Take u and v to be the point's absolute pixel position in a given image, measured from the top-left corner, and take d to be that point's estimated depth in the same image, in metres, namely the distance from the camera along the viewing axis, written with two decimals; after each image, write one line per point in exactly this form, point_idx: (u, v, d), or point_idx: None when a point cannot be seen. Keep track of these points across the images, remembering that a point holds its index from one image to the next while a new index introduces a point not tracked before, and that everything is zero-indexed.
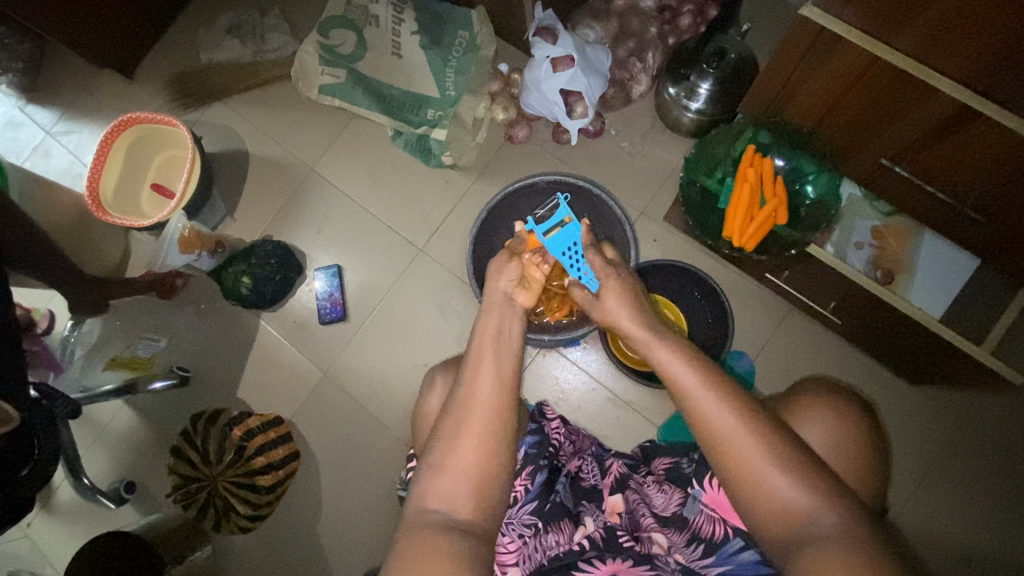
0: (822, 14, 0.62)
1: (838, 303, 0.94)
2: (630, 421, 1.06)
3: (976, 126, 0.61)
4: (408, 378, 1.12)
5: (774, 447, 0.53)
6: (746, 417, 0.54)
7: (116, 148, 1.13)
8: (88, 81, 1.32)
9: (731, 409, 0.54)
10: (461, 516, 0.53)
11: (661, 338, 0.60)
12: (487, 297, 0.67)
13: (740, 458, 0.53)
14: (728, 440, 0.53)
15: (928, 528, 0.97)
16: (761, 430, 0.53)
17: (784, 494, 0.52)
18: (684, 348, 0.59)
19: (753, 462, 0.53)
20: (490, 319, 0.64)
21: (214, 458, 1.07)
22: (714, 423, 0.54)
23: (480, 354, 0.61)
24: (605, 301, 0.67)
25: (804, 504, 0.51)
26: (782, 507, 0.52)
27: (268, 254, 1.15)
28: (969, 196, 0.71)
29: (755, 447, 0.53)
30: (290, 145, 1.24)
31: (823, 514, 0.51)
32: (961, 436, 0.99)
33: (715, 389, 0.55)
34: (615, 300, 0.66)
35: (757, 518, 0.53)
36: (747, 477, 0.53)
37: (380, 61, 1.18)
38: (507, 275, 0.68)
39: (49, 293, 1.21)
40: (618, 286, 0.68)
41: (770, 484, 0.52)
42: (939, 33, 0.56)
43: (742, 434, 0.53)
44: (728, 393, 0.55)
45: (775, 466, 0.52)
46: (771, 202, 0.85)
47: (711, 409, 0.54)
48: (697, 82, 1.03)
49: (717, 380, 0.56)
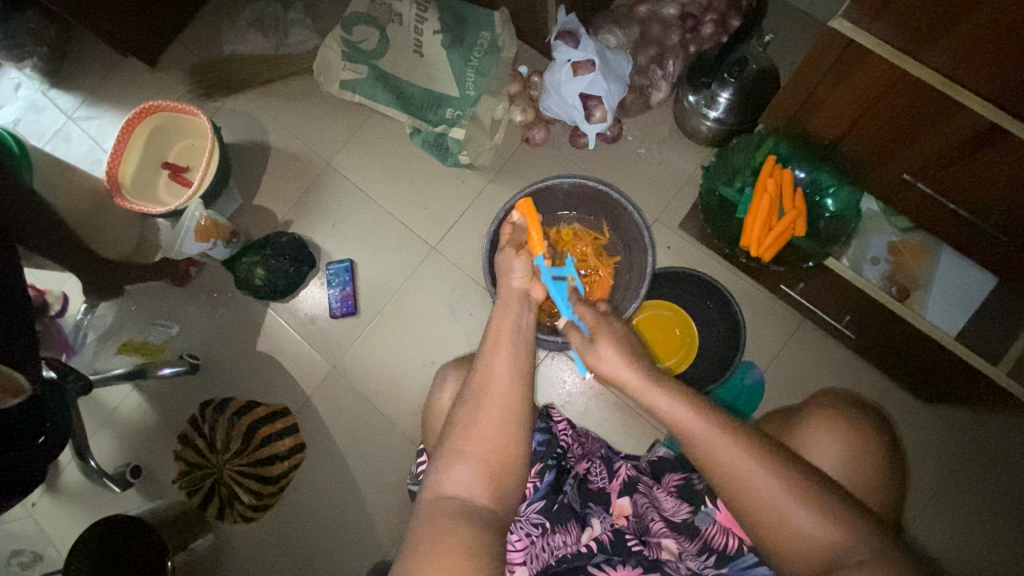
0: (850, 26, 0.62)
1: (853, 317, 0.94)
2: (637, 428, 1.06)
3: (1002, 145, 0.61)
4: (418, 374, 1.12)
5: (794, 484, 0.53)
6: (762, 457, 0.54)
7: (123, 167, 1.14)
8: (110, 68, 1.34)
9: (736, 442, 0.54)
10: (480, 502, 0.53)
11: (660, 383, 0.60)
12: (503, 296, 0.69)
13: (760, 496, 0.53)
14: (745, 482, 0.53)
15: (933, 548, 0.96)
16: (778, 469, 0.53)
17: (808, 528, 0.51)
18: (683, 391, 0.59)
19: (773, 498, 0.52)
20: (508, 314, 0.66)
21: (221, 446, 1.10)
22: (720, 457, 0.54)
23: (499, 341, 0.62)
24: (597, 351, 0.65)
25: (827, 533, 0.51)
26: (801, 537, 0.52)
27: (281, 246, 1.14)
28: (991, 215, 0.71)
29: (776, 486, 0.53)
30: (308, 139, 1.25)
31: (837, 534, 0.51)
32: (971, 455, 0.99)
33: (726, 433, 0.55)
34: (607, 348, 0.64)
35: (773, 543, 0.53)
36: (769, 513, 0.53)
37: (402, 59, 1.20)
38: (519, 273, 0.69)
39: (64, 276, 1.22)
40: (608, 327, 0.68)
41: (789, 516, 0.52)
42: (970, 50, 0.56)
43: (762, 475, 0.53)
44: (742, 435, 0.55)
45: (794, 501, 0.52)
46: (791, 211, 0.85)
47: (725, 453, 0.54)
48: (716, 91, 1.03)
49: (727, 424, 0.56)
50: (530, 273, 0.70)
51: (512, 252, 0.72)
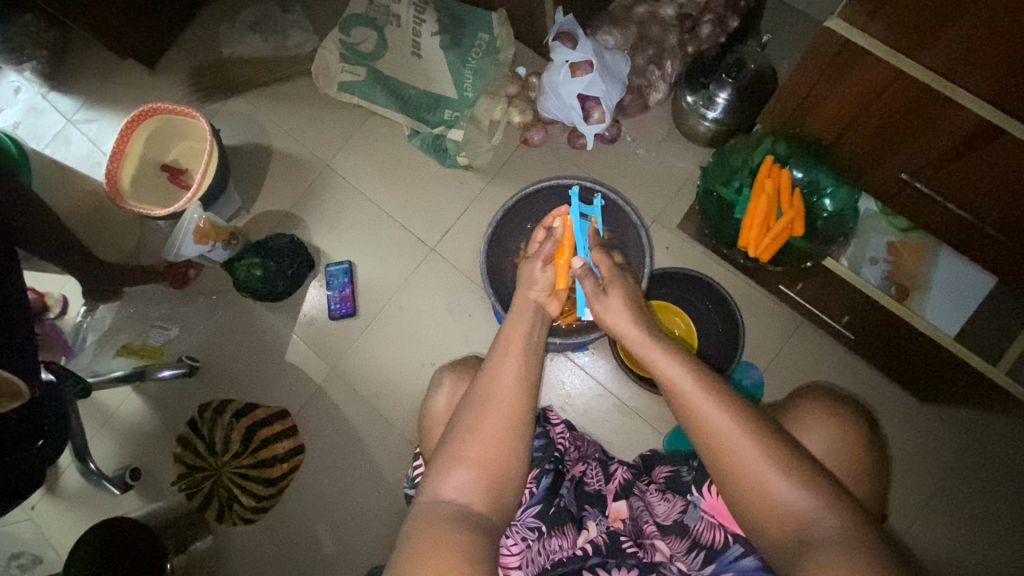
0: (846, 26, 0.62)
1: (851, 317, 0.94)
2: (636, 429, 1.06)
3: (999, 145, 0.61)
4: (416, 376, 1.12)
5: (774, 452, 0.53)
6: (746, 420, 0.54)
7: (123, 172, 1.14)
8: (110, 71, 1.34)
9: (729, 412, 0.54)
10: (477, 509, 0.53)
11: (661, 345, 0.61)
12: (519, 307, 0.67)
13: (738, 459, 0.53)
14: (725, 442, 0.53)
15: (934, 549, 0.96)
16: (761, 435, 0.53)
17: (785, 497, 0.51)
18: (683, 355, 0.60)
19: (750, 461, 0.52)
20: (520, 321, 0.65)
21: (219, 449, 1.12)
22: (713, 427, 0.54)
23: (509, 349, 0.62)
24: (608, 299, 0.68)
25: (802, 504, 0.51)
26: (778, 505, 0.52)
27: (279, 248, 1.15)
28: (989, 214, 0.70)
29: (753, 448, 0.53)
30: (307, 141, 1.25)
31: (818, 515, 0.50)
32: (968, 456, 0.98)
33: (714, 394, 0.55)
34: (618, 299, 0.67)
35: (749, 508, 0.53)
36: (745, 476, 0.53)
37: (400, 61, 1.20)
38: (539, 287, 0.67)
39: (64, 279, 1.22)
40: (622, 288, 0.69)
41: (766, 481, 0.52)
42: (966, 50, 0.56)
43: (743, 438, 0.53)
44: (730, 400, 0.55)
45: (773, 468, 0.52)
46: (788, 213, 0.85)
47: (710, 412, 0.55)
48: (715, 91, 1.02)
49: (719, 388, 0.56)
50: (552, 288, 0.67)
51: (538, 261, 0.69)
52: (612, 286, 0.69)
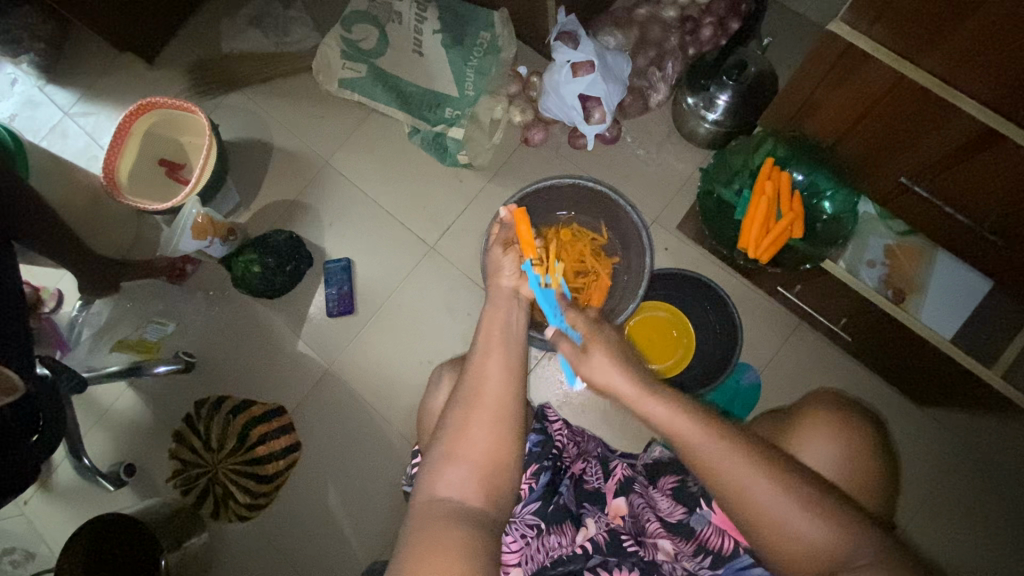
0: (849, 30, 0.63)
1: (848, 320, 0.96)
2: (633, 430, 1.06)
3: (997, 150, 0.62)
4: (415, 374, 1.12)
5: (791, 488, 0.52)
6: (742, 449, 0.53)
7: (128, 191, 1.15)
8: (109, 64, 1.33)
9: (742, 459, 0.52)
10: (472, 504, 0.53)
11: (652, 390, 0.57)
12: (492, 296, 0.68)
13: (758, 505, 0.51)
14: (742, 491, 0.52)
15: (927, 550, 0.97)
16: (760, 462, 0.52)
17: (803, 530, 0.51)
18: (679, 397, 0.56)
19: (769, 504, 0.51)
20: (498, 312, 0.66)
21: (216, 445, 1.10)
22: (730, 476, 0.52)
23: (490, 347, 0.62)
24: (589, 360, 0.60)
25: (823, 534, 0.50)
26: (796, 540, 0.51)
27: (277, 245, 1.14)
28: (987, 218, 0.71)
29: (772, 493, 0.51)
30: (308, 137, 1.25)
31: (847, 548, 0.50)
32: (962, 459, 0.99)
33: (722, 441, 0.53)
34: (600, 356, 0.60)
35: (758, 535, 0.52)
36: (764, 520, 0.51)
37: (402, 59, 1.20)
38: (507, 272, 0.69)
39: (59, 273, 1.22)
40: (602, 343, 0.61)
41: (775, 503, 0.51)
42: (966, 55, 0.56)
43: (758, 483, 0.52)
44: (737, 443, 0.53)
45: (793, 505, 0.51)
46: (788, 215, 0.85)
47: (718, 457, 0.53)
48: (715, 93, 1.03)
49: (719, 426, 0.54)
50: (522, 271, 0.68)
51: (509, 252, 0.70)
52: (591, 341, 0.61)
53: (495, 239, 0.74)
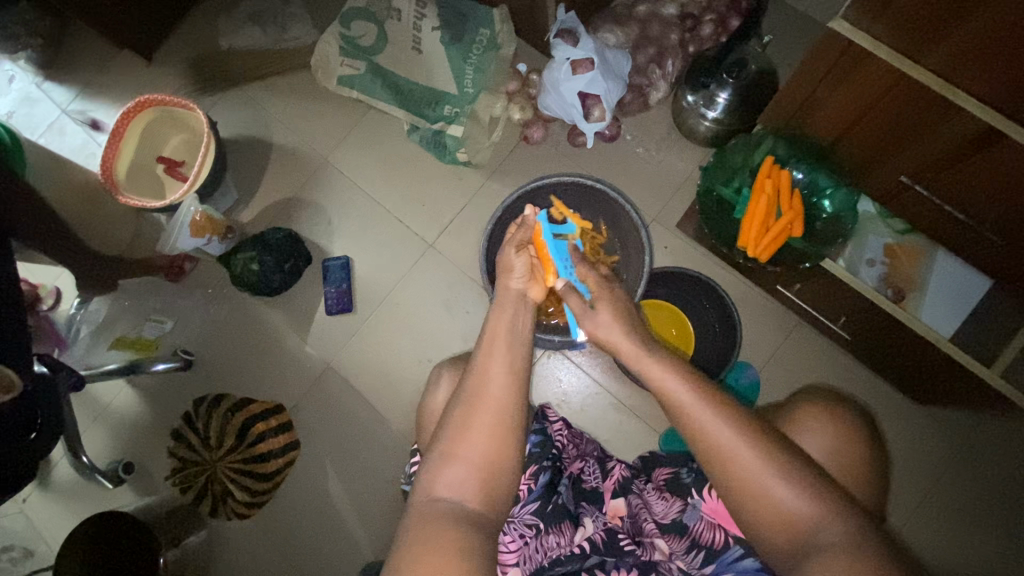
0: (851, 26, 0.62)
1: (848, 319, 0.95)
2: (631, 428, 1.06)
3: (998, 148, 0.61)
4: (414, 372, 1.12)
5: (775, 459, 0.51)
6: (733, 422, 0.53)
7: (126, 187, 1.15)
8: (107, 61, 1.33)
9: (729, 423, 0.53)
10: (470, 506, 0.53)
11: (651, 353, 0.59)
12: (500, 297, 0.66)
13: (742, 474, 0.51)
14: (728, 456, 0.52)
15: (926, 548, 0.97)
16: (762, 444, 0.52)
17: (787, 503, 0.50)
18: (676, 364, 0.58)
19: (752, 473, 0.51)
20: (502, 316, 0.64)
21: (214, 443, 1.09)
22: (718, 441, 0.52)
23: (493, 342, 0.61)
24: (595, 316, 0.64)
25: (808, 510, 0.50)
26: (780, 514, 0.51)
27: (276, 243, 1.13)
28: (987, 216, 0.70)
29: (757, 460, 0.51)
30: (307, 135, 1.25)
31: (823, 523, 0.50)
32: (961, 458, 0.99)
33: (711, 406, 0.54)
34: (605, 312, 0.64)
35: (755, 523, 0.52)
36: (748, 489, 0.51)
37: (400, 56, 1.19)
38: (518, 272, 0.67)
39: (57, 271, 1.22)
40: (610, 301, 0.65)
41: (768, 490, 0.51)
42: (968, 53, 0.56)
43: (744, 449, 0.52)
44: (726, 409, 0.54)
45: (775, 476, 0.51)
46: (787, 214, 0.85)
47: (707, 422, 0.53)
48: (715, 91, 1.02)
49: (711, 393, 0.55)
50: (529, 272, 0.68)
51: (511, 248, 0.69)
52: (601, 300, 0.66)
53: (511, 238, 0.70)
